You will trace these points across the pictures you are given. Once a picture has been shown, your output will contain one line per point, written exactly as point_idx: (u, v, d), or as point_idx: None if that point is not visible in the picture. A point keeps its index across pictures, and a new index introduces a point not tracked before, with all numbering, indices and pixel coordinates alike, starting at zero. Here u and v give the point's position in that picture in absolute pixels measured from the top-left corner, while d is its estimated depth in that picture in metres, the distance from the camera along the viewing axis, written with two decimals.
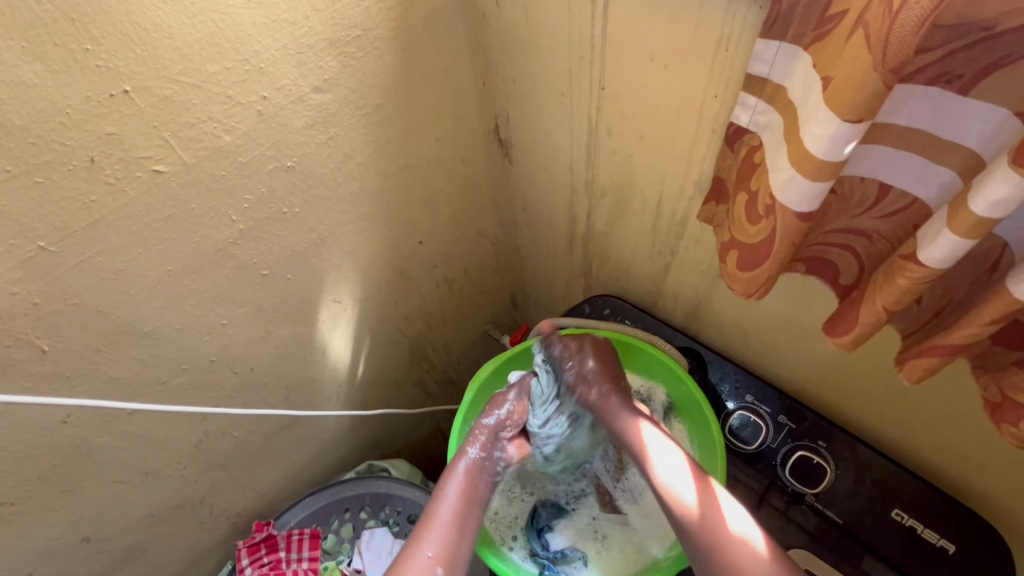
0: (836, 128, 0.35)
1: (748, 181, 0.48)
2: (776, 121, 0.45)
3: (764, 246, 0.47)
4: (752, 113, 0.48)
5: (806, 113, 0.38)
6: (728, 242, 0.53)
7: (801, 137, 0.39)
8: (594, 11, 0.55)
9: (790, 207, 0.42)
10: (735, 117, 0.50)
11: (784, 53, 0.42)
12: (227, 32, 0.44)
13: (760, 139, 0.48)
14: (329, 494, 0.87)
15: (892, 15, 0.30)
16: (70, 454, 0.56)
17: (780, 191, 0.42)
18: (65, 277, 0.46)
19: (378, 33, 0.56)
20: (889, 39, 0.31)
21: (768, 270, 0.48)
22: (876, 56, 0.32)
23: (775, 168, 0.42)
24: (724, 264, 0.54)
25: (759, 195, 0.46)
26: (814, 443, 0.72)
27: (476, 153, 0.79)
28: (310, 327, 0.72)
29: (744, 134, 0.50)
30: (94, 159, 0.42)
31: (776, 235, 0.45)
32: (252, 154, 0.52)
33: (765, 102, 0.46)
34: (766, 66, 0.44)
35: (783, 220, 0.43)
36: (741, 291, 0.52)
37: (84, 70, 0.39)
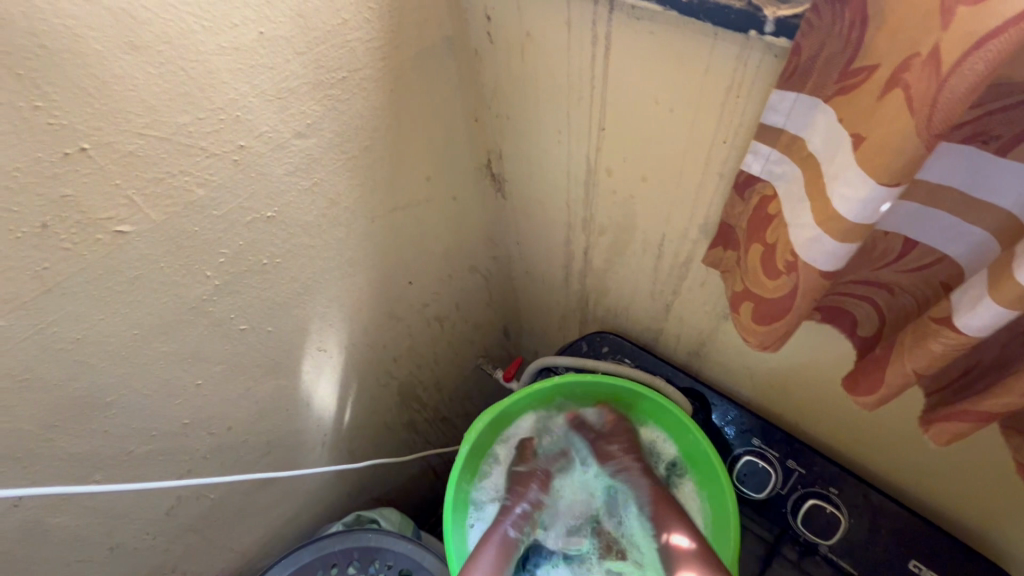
0: (870, 190, 0.33)
1: (762, 232, 0.46)
2: (793, 173, 0.42)
3: (782, 302, 0.44)
4: (765, 161, 0.45)
5: (834, 171, 0.36)
6: (741, 291, 0.50)
7: (828, 195, 0.36)
8: (594, 52, 0.52)
9: (814, 265, 0.39)
10: (747, 164, 0.47)
11: (802, 104, 0.40)
12: (199, 80, 0.40)
13: (774, 189, 0.45)
14: (314, 550, 0.81)
15: (940, 78, 0.28)
16: (22, 539, 0.50)
17: (804, 250, 0.39)
18: (14, 352, 0.41)
19: (364, 74, 0.52)
20: (936, 103, 0.28)
21: (785, 324, 0.45)
22: (920, 120, 0.29)
23: (797, 225, 0.40)
24: (736, 315, 0.51)
25: (776, 248, 0.43)
26: (825, 490, 0.69)
27: (468, 190, 0.76)
28: (294, 379, 0.68)
29: (755, 182, 0.48)
30: (46, 225, 0.38)
31: (796, 292, 0.42)
32: (228, 206, 0.48)
33: (780, 151, 0.44)
34: (782, 117, 0.42)
35: (805, 278, 0.40)
36: (755, 343, 0.50)
37: (34, 129, 0.34)
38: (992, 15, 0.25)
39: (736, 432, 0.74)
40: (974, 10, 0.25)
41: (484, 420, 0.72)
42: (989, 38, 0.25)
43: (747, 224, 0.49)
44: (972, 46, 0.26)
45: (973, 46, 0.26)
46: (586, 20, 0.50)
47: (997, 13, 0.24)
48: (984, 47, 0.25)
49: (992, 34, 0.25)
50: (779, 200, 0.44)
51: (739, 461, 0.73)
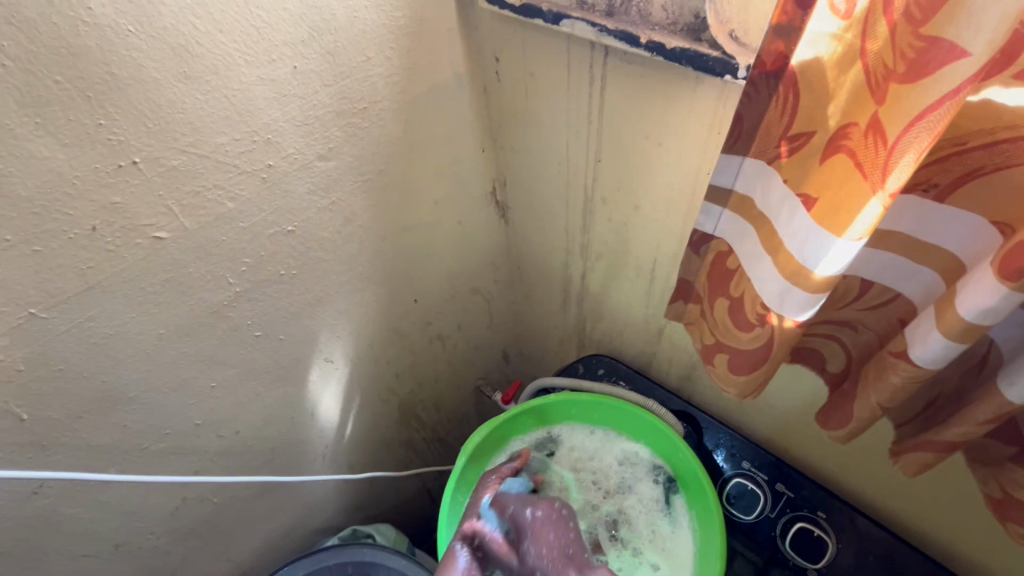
0: (832, 248, 0.36)
1: (728, 286, 0.50)
2: (748, 230, 0.46)
3: (757, 351, 0.47)
4: (718, 221, 0.50)
5: (790, 231, 0.40)
6: (714, 343, 0.54)
7: (790, 254, 0.40)
8: (592, 92, 0.57)
9: (790, 314, 0.42)
10: (700, 224, 0.51)
11: (748, 167, 0.44)
12: (239, 107, 0.46)
13: (730, 246, 0.50)
14: (310, 563, 0.82)
15: (889, 145, 0.32)
16: (37, 527, 0.52)
17: (778, 303, 0.43)
18: (54, 343, 0.45)
19: (384, 106, 0.58)
20: (887, 168, 0.32)
21: (764, 372, 0.49)
22: (876, 183, 0.33)
23: (764, 279, 0.43)
24: (712, 365, 0.54)
25: (745, 301, 0.47)
26: (813, 514, 0.70)
27: (475, 215, 0.81)
28: (300, 388, 0.71)
29: (711, 239, 0.52)
30: (95, 228, 0.42)
31: (772, 343, 0.46)
32: (255, 220, 0.53)
33: (729, 211, 0.48)
34: (729, 177, 0.45)
35: (779, 328, 0.44)
36: (737, 392, 0.53)
37: (95, 143, 0.39)
38: (925, 94, 0.29)
39: (726, 454, 0.76)
40: (912, 88, 0.30)
41: (480, 434, 0.75)
42: (928, 111, 0.29)
43: (708, 277, 0.54)
44: (913, 119, 0.30)
45: (915, 118, 0.30)
46: (583, 63, 0.56)
47: (932, 91, 0.29)
48: (924, 119, 0.30)
49: (929, 108, 0.29)
50: (738, 257, 0.48)
51: (728, 483, 0.74)
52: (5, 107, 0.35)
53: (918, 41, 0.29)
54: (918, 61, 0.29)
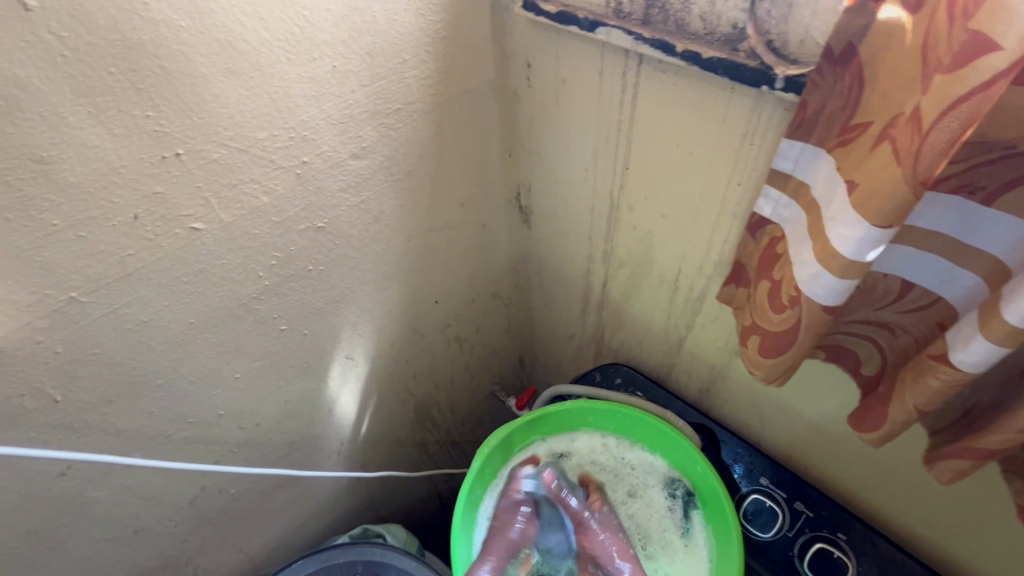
0: (865, 230, 0.36)
1: (770, 269, 0.49)
2: (800, 216, 0.46)
3: (787, 335, 0.47)
4: (775, 205, 0.49)
5: (832, 213, 0.39)
6: (748, 326, 0.53)
7: (827, 235, 0.40)
8: (623, 98, 0.57)
9: (817, 299, 0.42)
10: (758, 207, 0.51)
11: (808, 153, 0.44)
12: (278, 103, 0.47)
13: (784, 231, 0.48)
14: (320, 560, 0.82)
15: (922, 135, 0.31)
16: (62, 508, 0.53)
17: (807, 284, 0.42)
18: (90, 327, 0.46)
19: (415, 108, 0.58)
20: (919, 156, 0.32)
21: (790, 358, 0.48)
22: (907, 169, 0.33)
23: (800, 262, 0.43)
24: (743, 347, 0.54)
25: (783, 284, 0.46)
26: (834, 535, 0.68)
27: (497, 220, 0.81)
28: (320, 384, 0.72)
29: (767, 223, 0.51)
30: (137, 217, 0.43)
31: (800, 327, 0.45)
32: (287, 215, 0.54)
33: (787, 197, 0.48)
34: (789, 163, 0.46)
35: (809, 312, 0.43)
36: (762, 376, 0.53)
37: (142, 134, 0.41)
38: (961, 83, 0.29)
39: (743, 470, 0.75)
40: (950, 78, 0.29)
41: (495, 439, 0.74)
42: (962, 100, 0.29)
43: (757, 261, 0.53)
44: (948, 106, 0.30)
45: (949, 106, 0.29)
46: (616, 70, 0.56)
47: (967, 81, 0.28)
48: (957, 108, 0.29)
49: (964, 96, 0.29)
50: (787, 240, 0.47)
51: (746, 499, 0.73)
52: (61, 96, 0.36)
53: (963, 33, 0.28)
54: (959, 53, 0.29)
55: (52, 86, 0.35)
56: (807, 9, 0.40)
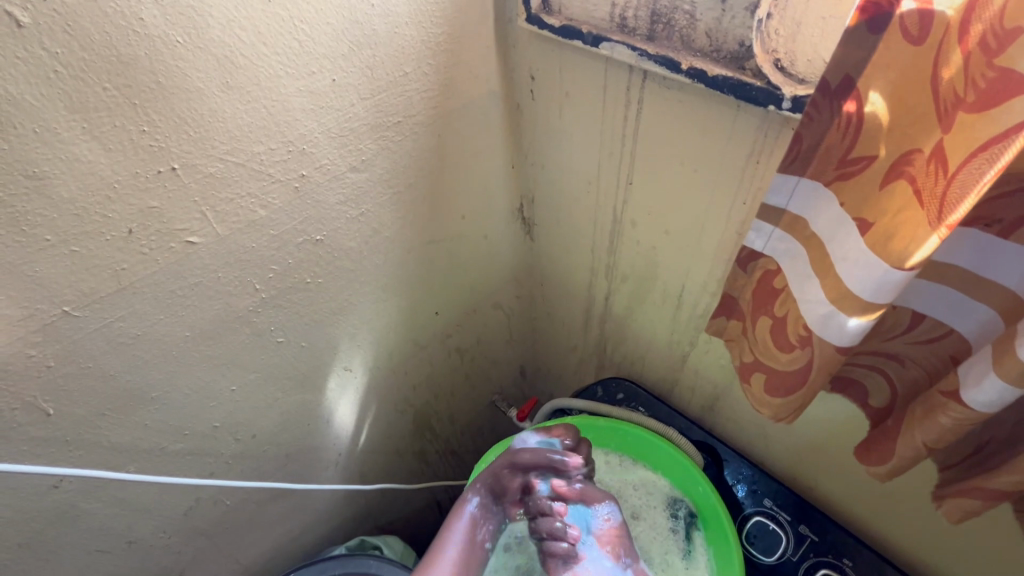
0: (884, 274, 0.35)
1: (769, 305, 0.48)
2: (798, 250, 0.44)
3: (799, 375, 0.45)
4: (767, 239, 0.46)
5: (842, 252, 0.38)
6: (751, 362, 0.51)
7: (838, 275, 0.38)
8: (628, 113, 0.56)
9: (830, 340, 0.40)
10: (748, 241, 0.48)
11: (804, 187, 0.41)
12: (277, 117, 0.46)
13: (778, 265, 0.46)
14: (316, 572, 0.81)
15: (949, 176, 0.31)
16: (54, 520, 0.53)
17: (819, 325, 0.41)
18: (84, 340, 0.46)
19: (416, 120, 0.58)
20: (946, 198, 0.31)
21: (800, 398, 0.47)
22: (934, 211, 0.32)
23: (809, 302, 0.42)
24: (749, 385, 0.52)
25: (790, 322, 0.45)
26: (839, 561, 0.67)
27: (499, 231, 0.80)
28: (318, 395, 0.71)
29: (757, 257, 0.48)
30: (131, 231, 0.43)
31: (812, 366, 0.43)
32: (284, 228, 0.53)
33: (781, 231, 0.44)
34: (784, 198, 0.43)
35: (823, 352, 0.42)
36: (771, 415, 0.51)
37: (137, 149, 0.40)
38: (990, 125, 0.28)
39: (747, 492, 0.73)
40: (978, 118, 0.28)
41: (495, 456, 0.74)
42: (991, 144, 0.28)
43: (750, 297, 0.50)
44: (977, 148, 0.29)
45: (978, 148, 0.29)
46: (621, 86, 0.55)
47: (997, 122, 0.28)
48: (985, 151, 0.28)
49: (994, 139, 0.28)
50: (786, 275, 0.45)
51: (749, 521, 0.72)
52: (54, 111, 0.36)
53: (990, 71, 0.28)
54: (986, 93, 0.28)
55: (46, 101, 0.35)
56: (816, 29, 0.39)
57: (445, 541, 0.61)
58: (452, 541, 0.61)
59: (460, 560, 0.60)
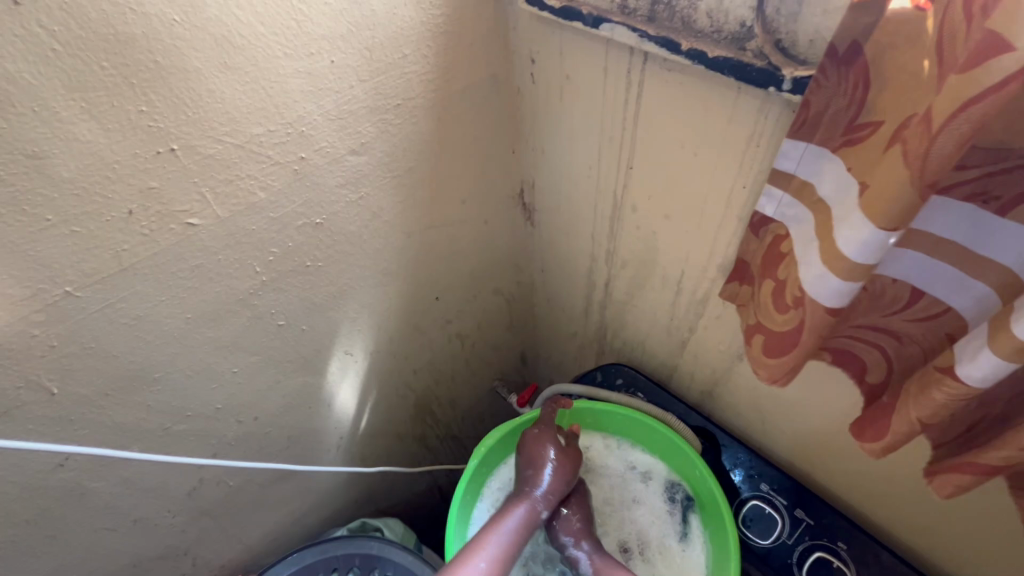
0: (871, 233, 0.35)
1: (774, 269, 0.48)
2: (805, 216, 0.44)
3: (792, 336, 0.46)
4: (777, 204, 0.47)
5: (842, 214, 0.38)
6: (754, 324, 0.52)
7: (835, 237, 0.38)
8: (628, 96, 0.56)
9: (822, 301, 0.41)
10: (759, 206, 0.49)
11: (810, 154, 0.42)
12: (275, 98, 0.46)
13: (789, 230, 0.47)
14: (317, 552, 0.83)
15: (931, 133, 0.30)
16: (61, 498, 0.54)
17: (814, 287, 0.41)
18: (86, 321, 0.46)
19: (416, 103, 0.58)
20: (926, 158, 0.31)
21: (792, 361, 0.47)
22: (913, 170, 0.31)
23: (806, 263, 0.42)
24: (749, 348, 0.53)
25: (789, 284, 0.45)
26: (833, 544, 0.67)
27: (499, 216, 0.80)
28: (319, 378, 0.72)
29: (769, 222, 0.49)
30: (132, 212, 0.43)
31: (804, 328, 0.44)
32: (284, 210, 0.53)
33: (791, 196, 0.45)
34: (792, 163, 0.43)
35: (813, 314, 0.42)
36: (765, 376, 0.51)
37: (136, 129, 0.40)
38: (974, 83, 0.28)
39: (744, 475, 0.74)
40: (962, 78, 0.28)
41: (494, 436, 0.74)
42: (975, 102, 0.28)
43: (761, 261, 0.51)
44: (960, 106, 0.28)
45: (961, 105, 0.28)
46: (621, 69, 0.55)
47: (980, 81, 0.27)
48: (967, 110, 0.28)
49: (978, 97, 0.28)
50: (793, 240, 0.46)
51: (745, 504, 0.72)
52: (53, 91, 0.36)
53: (980, 31, 0.27)
54: (974, 52, 0.28)
55: (44, 81, 0.35)
56: (818, 8, 0.38)
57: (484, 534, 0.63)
58: (497, 533, 0.63)
59: (502, 550, 0.62)
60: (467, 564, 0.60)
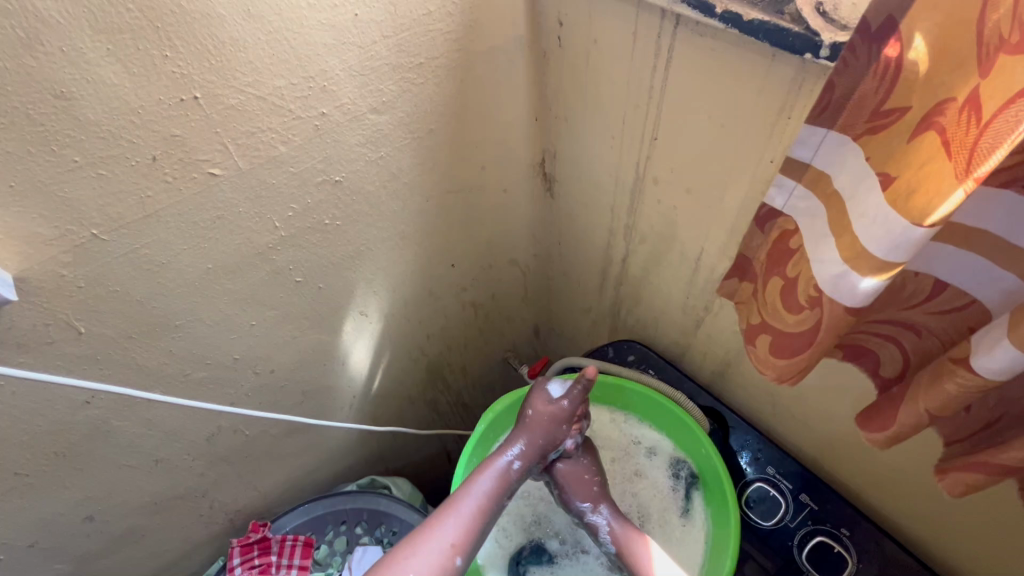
0: (902, 231, 0.34)
1: (784, 264, 0.46)
2: (819, 209, 0.42)
3: (805, 335, 0.44)
4: (788, 197, 0.44)
5: (863, 209, 0.36)
6: (759, 323, 0.50)
7: (856, 233, 0.37)
8: (657, 62, 0.54)
9: (841, 300, 0.39)
10: (768, 198, 0.45)
11: (831, 141, 0.39)
12: (298, 50, 0.46)
13: (796, 224, 0.44)
14: (328, 504, 0.87)
15: (981, 129, 0.30)
16: (87, 434, 0.56)
17: (832, 286, 0.40)
18: (111, 264, 0.47)
19: (439, 61, 0.57)
20: (975, 151, 0.30)
21: (805, 360, 0.46)
22: (959, 166, 0.31)
23: (821, 259, 0.40)
24: (754, 345, 0.51)
25: (800, 281, 0.44)
26: (836, 530, 0.67)
27: (519, 185, 0.79)
28: (334, 336, 0.73)
29: (776, 216, 0.46)
30: (155, 158, 0.44)
31: (820, 328, 0.43)
32: (304, 166, 0.53)
33: (803, 188, 0.43)
34: (810, 151, 0.40)
35: (832, 311, 0.41)
36: (773, 376, 0.50)
37: (160, 74, 0.40)
38: None
39: (751, 458, 0.74)
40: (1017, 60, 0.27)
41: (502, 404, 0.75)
42: None
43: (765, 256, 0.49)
44: (1013, 96, 0.28)
45: (1016, 94, 0.28)
46: (651, 34, 0.53)
47: None
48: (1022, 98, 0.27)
49: None
50: (802, 235, 0.43)
51: (750, 486, 0.72)
52: (79, 31, 0.36)
53: None
54: None
55: (70, 21, 0.36)
56: None
57: (466, 492, 0.63)
58: (476, 491, 0.63)
59: (478, 509, 0.62)
60: (439, 520, 0.61)
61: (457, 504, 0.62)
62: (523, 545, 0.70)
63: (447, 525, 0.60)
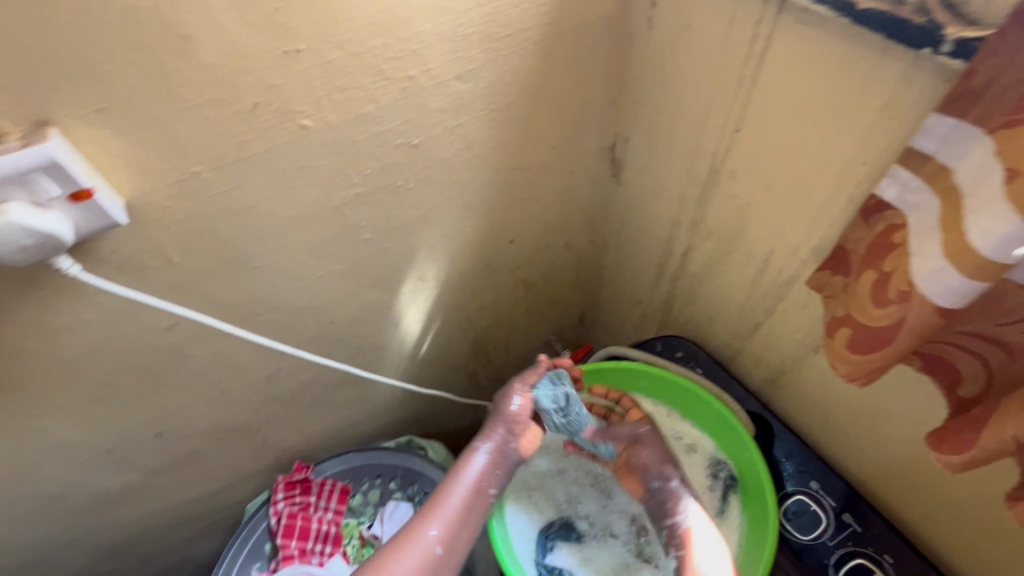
0: (1017, 226, 0.33)
1: (880, 258, 0.44)
2: (930, 204, 0.40)
3: (886, 333, 0.43)
4: (901, 187, 0.43)
5: (976, 204, 0.35)
6: (842, 315, 0.48)
7: (966, 229, 0.36)
8: (751, 50, 0.53)
9: (934, 299, 0.38)
10: (880, 189, 0.44)
11: (959, 132, 0.38)
12: (397, 11, 0.47)
13: (906, 218, 0.42)
14: (366, 457, 0.91)
15: None
16: (166, 357, 0.61)
17: (927, 281, 0.39)
18: (206, 202, 0.51)
19: (528, 35, 0.57)
20: None
21: (883, 358, 0.44)
22: None
23: (920, 255, 0.39)
24: (829, 338, 0.50)
25: (895, 277, 0.42)
26: (878, 556, 0.64)
27: (587, 169, 0.79)
28: (392, 296, 0.76)
29: (885, 208, 0.45)
30: (256, 106, 0.46)
31: (905, 325, 0.41)
32: (387, 127, 0.55)
33: (921, 178, 0.41)
34: (934, 143, 0.40)
35: (919, 311, 0.40)
36: (845, 373, 0.49)
37: (271, 25, 0.43)
38: None
39: (793, 470, 0.72)
40: None
41: None
42: None
43: (865, 249, 0.47)
44: None
45: None
46: (750, 19, 0.51)
47: None
48: None
49: None
50: (908, 229, 0.42)
51: (789, 498, 0.71)
52: None
53: None
54: None
55: None
56: None
57: (453, 488, 0.64)
58: (461, 486, 0.64)
59: (467, 500, 0.63)
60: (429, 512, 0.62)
61: (446, 500, 0.63)
62: (553, 520, 0.72)
63: (428, 516, 0.62)
